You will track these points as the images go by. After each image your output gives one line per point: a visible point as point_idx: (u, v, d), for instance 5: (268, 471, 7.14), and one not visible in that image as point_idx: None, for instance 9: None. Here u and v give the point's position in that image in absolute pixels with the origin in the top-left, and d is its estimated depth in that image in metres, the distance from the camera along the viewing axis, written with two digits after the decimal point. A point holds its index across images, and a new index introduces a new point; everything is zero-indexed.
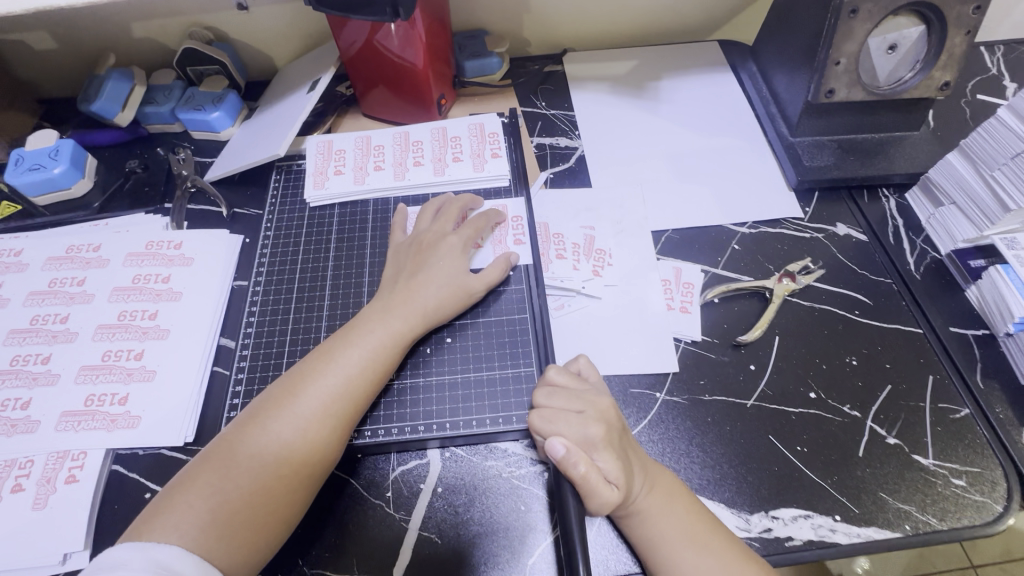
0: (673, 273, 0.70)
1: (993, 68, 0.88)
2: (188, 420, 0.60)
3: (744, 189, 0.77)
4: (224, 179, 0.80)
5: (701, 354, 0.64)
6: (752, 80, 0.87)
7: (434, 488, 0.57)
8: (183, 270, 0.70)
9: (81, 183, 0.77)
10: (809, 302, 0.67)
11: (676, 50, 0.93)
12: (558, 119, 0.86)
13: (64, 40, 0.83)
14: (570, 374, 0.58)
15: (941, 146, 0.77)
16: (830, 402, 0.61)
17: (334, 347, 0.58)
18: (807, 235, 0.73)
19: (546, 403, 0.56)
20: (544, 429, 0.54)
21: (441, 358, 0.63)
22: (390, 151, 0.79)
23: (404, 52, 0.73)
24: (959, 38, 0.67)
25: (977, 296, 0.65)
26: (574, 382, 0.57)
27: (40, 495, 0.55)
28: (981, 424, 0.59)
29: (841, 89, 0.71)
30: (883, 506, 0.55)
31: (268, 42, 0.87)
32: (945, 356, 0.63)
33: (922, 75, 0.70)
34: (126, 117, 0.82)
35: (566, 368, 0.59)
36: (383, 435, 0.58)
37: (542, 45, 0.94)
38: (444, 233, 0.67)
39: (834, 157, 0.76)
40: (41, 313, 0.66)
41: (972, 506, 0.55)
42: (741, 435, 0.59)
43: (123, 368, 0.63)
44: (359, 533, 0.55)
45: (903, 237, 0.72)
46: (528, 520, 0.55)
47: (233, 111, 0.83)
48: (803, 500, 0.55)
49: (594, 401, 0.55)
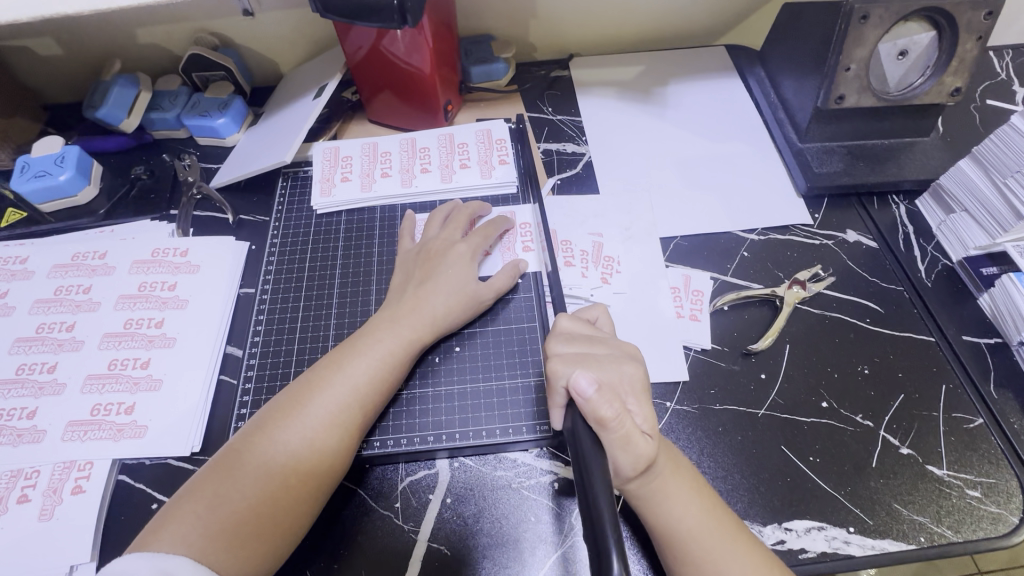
0: (682, 281, 0.69)
1: (1003, 73, 0.87)
2: (195, 430, 0.60)
3: (753, 194, 0.77)
4: (231, 185, 0.79)
5: (712, 363, 0.64)
6: (760, 85, 0.87)
7: (443, 499, 0.56)
8: (189, 277, 0.69)
9: (87, 191, 0.77)
10: (820, 310, 0.67)
11: (683, 55, 0.93)
12: (565, 125, 0.85)
13: (69, 46, 0.83)
14: (586, 323, 0.57)
15: (952, 152, 0.76)
16: (842, 412, 0.60)
17: (343, 355, 0.57)
18: (817, 242, 0.73)
19: (564, 350, 0.54)
20: (564, 371, 0.51)
21: (449, 367, 0.62)
22: (397, 157, 0.79)
23: (411, 57, 0.72)
24: (971, 44, 0.66)
25: (989, 304, 0.65)
26: (591, 330, 0.56)
27: (47, 506, 0.55)
28: (995, 434, 0.58)
29: (851, 95, 0.70)
30: (897, 517, 0.54)
31: (274, 48, 0.87)
32: (957, 365, 0.63)
33: (933, 81, 0.70)
34: (132, 124, 0.82)
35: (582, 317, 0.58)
36: (392, 445, 0.58)
37: (548, 51, 0.94)
38: (453, 241, 0.66)
39: (844, 163, 0.75)
40: (47, 321, 0.66)
41: (988, 517, 0.54)
42: (753, 445, 0.58)
43: (129, 377, 0.62)
44: (367, 545, 0.54)
45: (914, 244, 0.72)
46: (538, 531, 0.54)
47: (239, 117, 0.83)
48: (816, 511, 0.55)
49: (619, 345, 0.55)
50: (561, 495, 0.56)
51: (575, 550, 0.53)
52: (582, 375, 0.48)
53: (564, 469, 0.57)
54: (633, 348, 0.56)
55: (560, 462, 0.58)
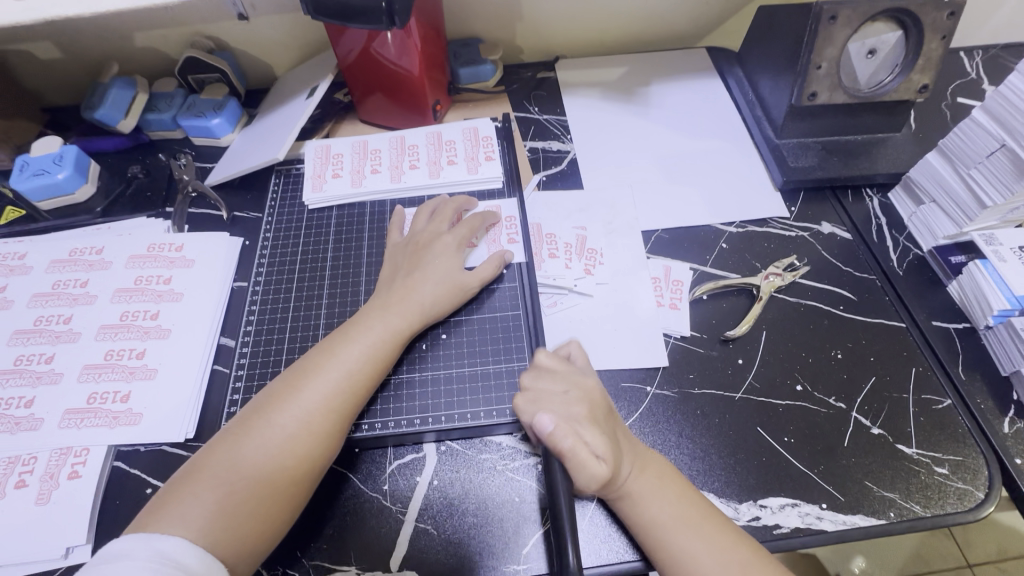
0: (663, 271, 0.72)
1: (972, 72, 0.90)
2: (189, 417, 0.61)
3: (731, 189, 0.79)
4: (225, 183, 0.82)
5: (691, 349, 0.66)
6: (739, 84, 0.89)
7: (430, 481, 0.58)
8: (184, 271, 0.71)
9: (84, 189, 0.79)
10: (796, 298, 0.69)
11: (665, 56, 0.96)
12: (551, 124, 0.88)
13: (68, 49, 0.85)
14: (559, 357, 0.59)
15: (922, 147, 0.79)
16: (816, 394, 0.62)
17: (335, 342, 0.59)
18: (793, 234, 0.75)
19: (532, 386, 0.57)
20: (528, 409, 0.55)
21: (436, 354, 0.64)
22: (387, 155, 0.81)
23: (401, 59, 0.75)
24: (936, 43, 0.69)
25: (958, 290, 0.67)
26: (560, 364, 0.58)
27: (44, 490, 0.56)
28: (962, 414, 0.61)
29: (823, 92, 0.73)
30: (868, 494, 0.56)
31: (268, 51, 0.90)
32: (926, 348, 0.65)
33: (901, 78, 0.73)
34: (129, 124, 0.84)
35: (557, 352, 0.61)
36: (380, 428, 0.60)
37: (535, 53, 0.96)
38: (440, 233, 0.69)
39: (818, 158, 0.78)
40: (45, 314, 0.68)
41: (954, 493, 0.56)
42: (730, 427, 0.60)
43: (125, 367, 0.64)
44: (358, 524, 0.56)
45: (886, 235, 0.74)
46: (523, 511, 0.56)
47: (233, 117, 0.85)
48: (790, 489, 0.57)
49: (577, 382, 0.57)
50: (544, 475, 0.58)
51: None
52: (542, 413, 0.53)
53: None
54: (594, 385, 0.57)
55: None
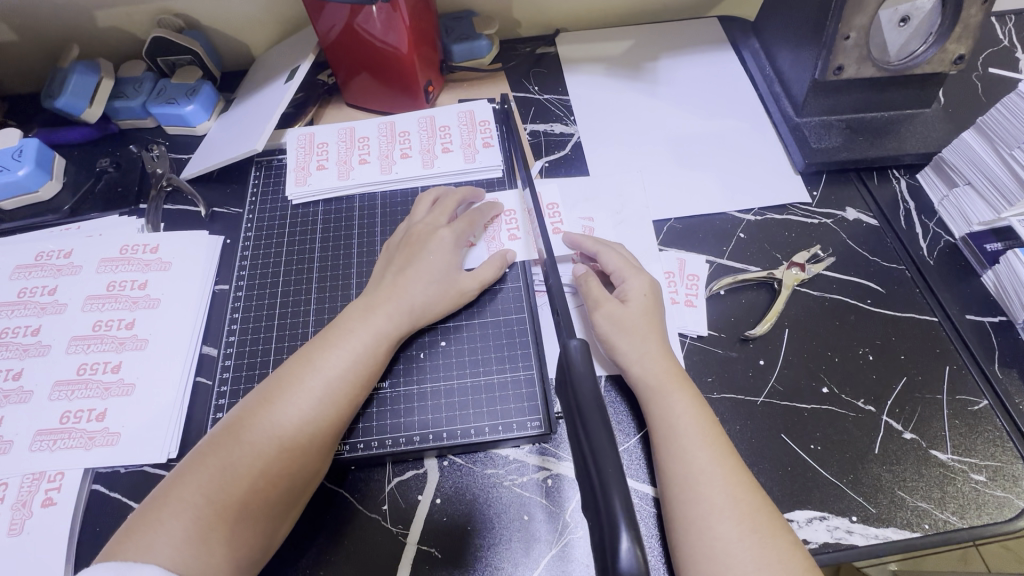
0: (677, 265, 0.67)
1: (1006, 39, 0.84)
2: (171, 434, 0.57)
3: (749, 172, 0.74)
4: (202, 176, 0.75)
5: (708, 350, 0.61)
6: (755, 58, 0.83)
7: (432, 500, 0.54)
8: (160, 275, 0.66)
9: (49, 186, 0.73)
10: (819, 292, 0.64)
11: (674, 27, 0.89)
12: (552, 104, 0.81)
13: (23, 31, 0.78)
14: (626, 260, 0.61)
15: (954, 124, 0.73)
16: (844, 397, 0.58)
17: (314, 350, 0.54)
18: (815, 221, 0.70)
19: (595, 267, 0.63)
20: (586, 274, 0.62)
21: (435, 363, 0.60)
22: (376, 142, 0.75)
23: (388, 36, 0.68)
24: (976, 8, 0.62)
25: (993, 281, 0.63)
26: (628, 267, 0.60)
27: (16, 520, 0.52)
28: (999, 415, 0.57)
29: (850, 65, 0.67)
30: (900, 505, 0.53)
31: (243, 29, 0.82)
32: (960, 345, 0.61)
33: (935, 49, 0.66)
34: (95, 113, 0.77)
35: (627, 257, 0.62)
36: (376, 447, 0.56)
37: (533, 26, 0.89)
38: (436, 226, 0.63)
39: (842, 138, 0.72)
40: (11, 325, 0.63)
41: (993, 502, 0.52)
42: (752, 434, 0.56)
43: (100, 383, 0.59)
44: (354, 548, 0.52)
45: (915, 221, 0.69)
46: (532, 530, 0.52)
47: (208, 103, 0.79)
48: (818, 501, 0.53)
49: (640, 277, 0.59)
50: (552, 492, 0.54)
51: (569, 549, 0.51)
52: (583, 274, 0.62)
53: (557, 465, 0.55)
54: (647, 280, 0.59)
55: (551, 459, 0.56)
